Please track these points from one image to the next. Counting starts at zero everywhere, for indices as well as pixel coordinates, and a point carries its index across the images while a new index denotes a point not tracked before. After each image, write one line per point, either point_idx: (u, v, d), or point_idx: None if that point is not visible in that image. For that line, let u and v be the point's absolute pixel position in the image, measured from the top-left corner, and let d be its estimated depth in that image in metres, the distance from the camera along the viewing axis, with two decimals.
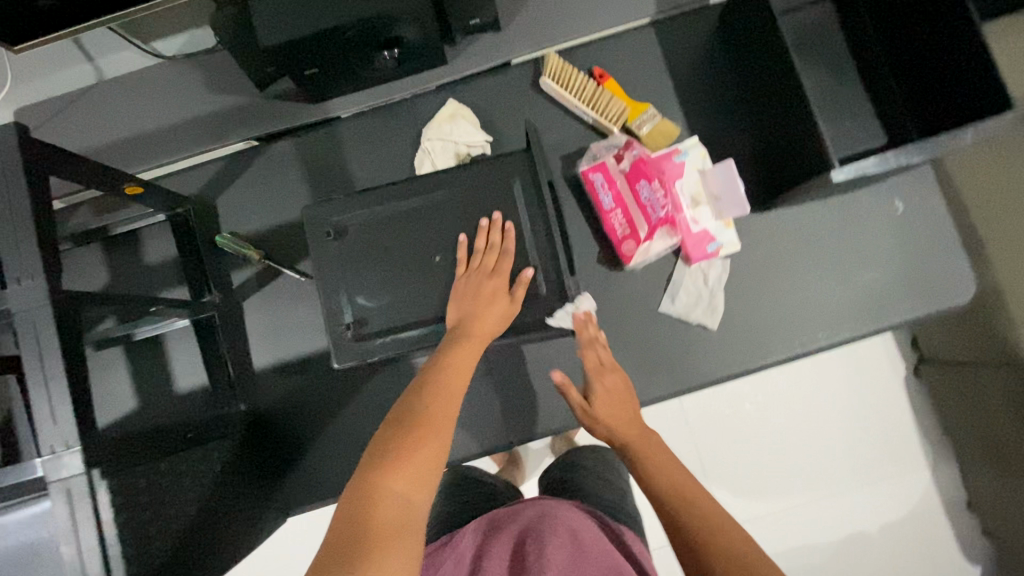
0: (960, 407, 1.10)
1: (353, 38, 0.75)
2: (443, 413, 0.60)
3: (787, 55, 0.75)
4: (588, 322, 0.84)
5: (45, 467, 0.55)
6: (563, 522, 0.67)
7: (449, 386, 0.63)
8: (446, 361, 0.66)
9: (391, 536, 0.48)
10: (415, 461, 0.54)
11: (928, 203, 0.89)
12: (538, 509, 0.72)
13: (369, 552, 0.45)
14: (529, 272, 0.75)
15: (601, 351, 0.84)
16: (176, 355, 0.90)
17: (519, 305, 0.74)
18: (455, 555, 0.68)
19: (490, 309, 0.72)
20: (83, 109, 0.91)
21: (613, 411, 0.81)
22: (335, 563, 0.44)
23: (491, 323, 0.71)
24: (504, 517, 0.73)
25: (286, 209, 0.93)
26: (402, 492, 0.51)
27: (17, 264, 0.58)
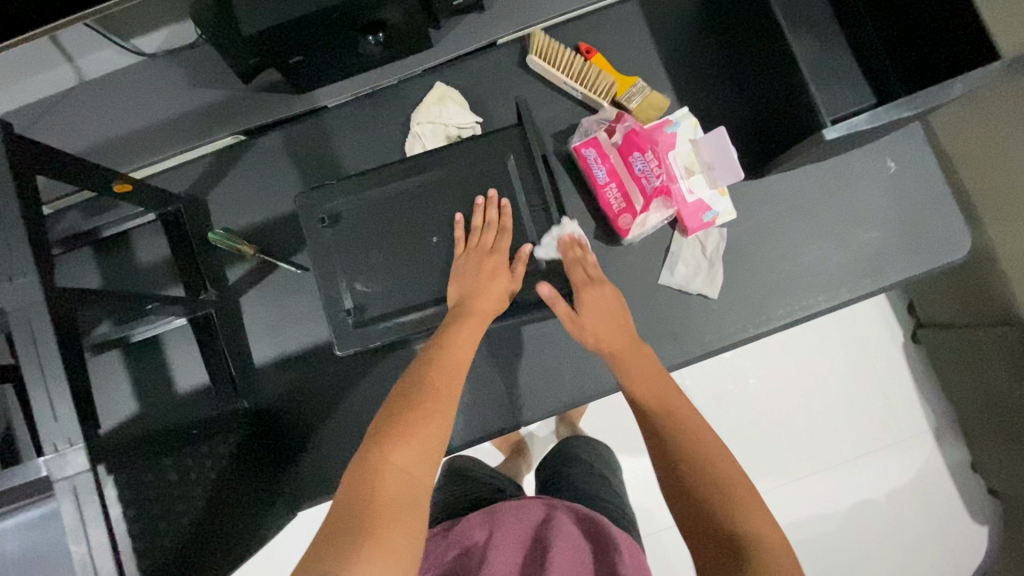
0: (959, 366, 1.10)
1: (335, 22, 0.74)
2: (446, 389, 0.60)
3: (773, 17, 0.75)
4: (574, 245, 0.77)
5: (49, 465, 0.54)
6: (565, 529, 0.65)
7: (452, 365, 0.63)
8: (447, 340, 0.66)
9: (395, 513, 0.48)
10: (418, 440, 0.54)
11: (920, 162, 0.90)
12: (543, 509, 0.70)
13: (373, 530, 0.46)
14: (528, 248, 0.75)
15: (589, 268, 0.77)
16: (174, 354, 0.89)
17: (520, 281, 0.74)
18: (456, 542, 0.67)
19: (491, 287, 0.72)
20: (65, 111, 0.89)
21: (602, 321, 0.75)
22: (339, 540, 0.45)
23: (493, 300, 0.71)
24: (506, 510, 0.71)
25: (278, 203, 0.92)
26: (406, 469, 0.52)
27: (7, 262, 0.57)
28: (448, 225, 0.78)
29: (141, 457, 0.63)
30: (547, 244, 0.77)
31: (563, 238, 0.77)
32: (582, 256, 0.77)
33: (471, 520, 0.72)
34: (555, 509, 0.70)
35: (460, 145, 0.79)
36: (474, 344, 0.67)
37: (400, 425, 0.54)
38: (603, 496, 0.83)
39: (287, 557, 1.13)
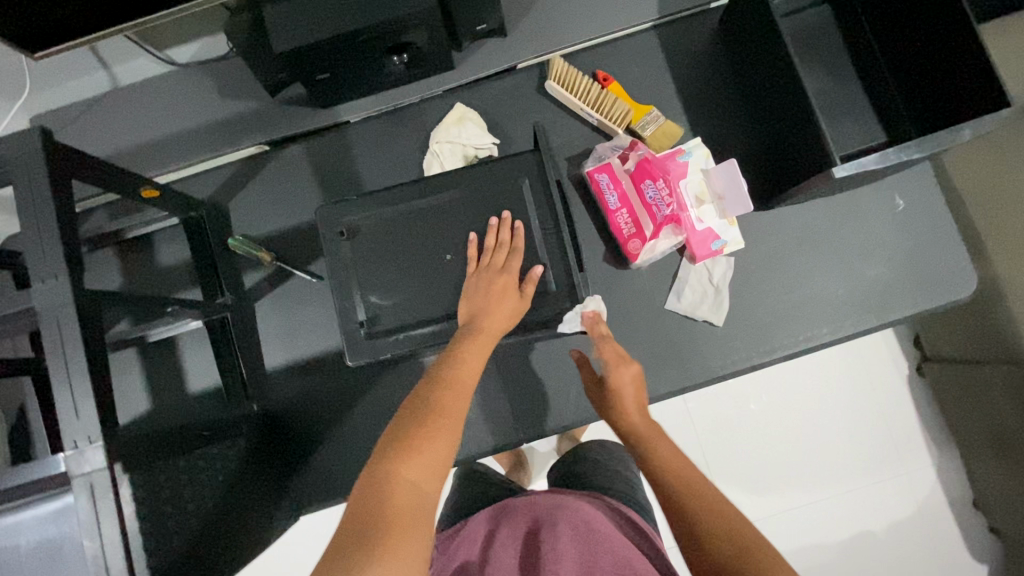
0: (962, 402, 1.11)
1: (363, 43, 0.77)
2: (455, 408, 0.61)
3: (788, 56, 0.76)
4: (597, 320, 0.83)
5: (68, 461, 0.56)
6: (577, 513, 0.65)
7: (462, 380, 0.65)
8: (458, 357, 0.67)
9: (405, 518, 0.50)
10: (426, 448, 0.56)
11: (929, 200, 0.91)
12: (552, 499, 0.70)
13: (385, 535, 0.47)
14: (537, 271, 0.76)
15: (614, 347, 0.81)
16: (189, 356, 0.92)
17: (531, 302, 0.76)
18: (469, 540, 0.69)
19: (501, 308, 0.73)
20: (98, 116, 0.93)
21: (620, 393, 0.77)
22: (350, 547, 0.46)
23: (503, 318, 0.73)
24: (517, 507, 0.72)
25: (297, 212, 0.94)
26: (414, 478, 0.54)
27: (41, 264, 0.59)
28: (461, 244, 0.80)
29: (160, 454, 0.65)
30: (571, 319, 0.84)
31: (587, 314, 0.84)
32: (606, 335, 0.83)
33: (486, 522, 0.71)
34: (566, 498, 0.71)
35: (477, 167, 0.81)
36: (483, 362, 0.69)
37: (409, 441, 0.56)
38: (615, 486, 0.86)
39: (286, 561, 1.14)
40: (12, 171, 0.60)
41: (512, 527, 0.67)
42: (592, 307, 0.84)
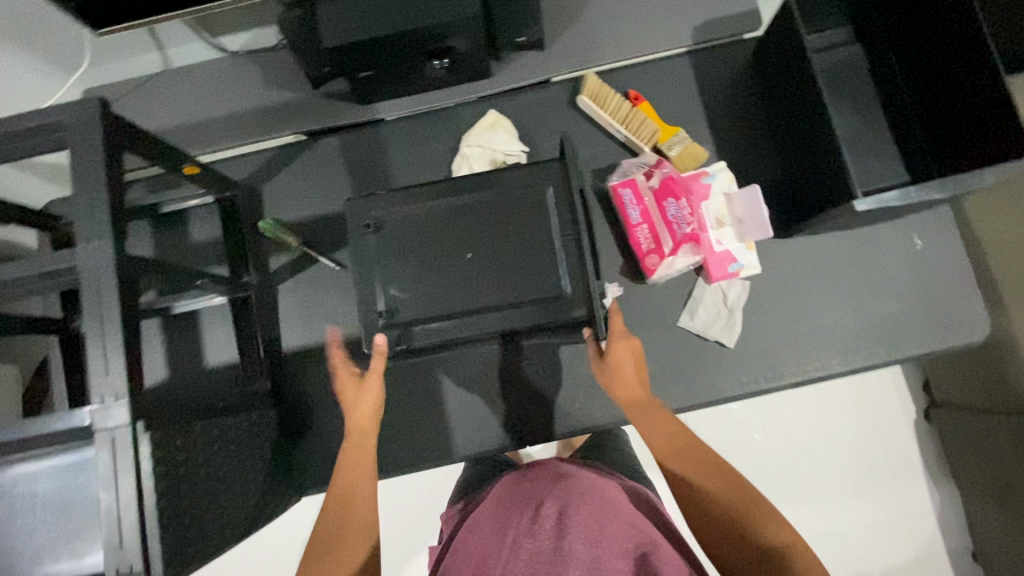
0: (968, 450, 1.10)
1: (408, 44, 0.81)
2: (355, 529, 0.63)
3: (817, 90, 0.78)
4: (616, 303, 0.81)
5: (94, 415, 0.58)
6: (587, 492, 0.70)
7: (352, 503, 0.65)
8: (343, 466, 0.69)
9: None
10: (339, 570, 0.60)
11: (948, 242, 0.91)
12: (559, 474, 0.76)
13: None
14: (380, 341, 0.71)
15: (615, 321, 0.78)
16: (209, 331, 0.94)
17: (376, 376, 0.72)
18: (484, 516, 0.75)
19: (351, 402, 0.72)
20: (148, 93, 0.97)
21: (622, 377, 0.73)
22: None
23: (370, 406, 0.72)
24: (527, 481, 0.77)
25: (326, 201, 0.97)
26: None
27: (87, 226, 0.62)
28: (483, 241, 0.82)
29: (180, 418, 0.66)
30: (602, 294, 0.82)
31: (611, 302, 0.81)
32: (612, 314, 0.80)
33: (502, 495, 0.76)
34: (573, 473, 0.76)
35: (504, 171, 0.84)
36: (375, 461, 0.69)
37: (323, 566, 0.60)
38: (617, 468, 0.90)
39: (279, 544, 1.15)
40: (69, 137, 0.63)
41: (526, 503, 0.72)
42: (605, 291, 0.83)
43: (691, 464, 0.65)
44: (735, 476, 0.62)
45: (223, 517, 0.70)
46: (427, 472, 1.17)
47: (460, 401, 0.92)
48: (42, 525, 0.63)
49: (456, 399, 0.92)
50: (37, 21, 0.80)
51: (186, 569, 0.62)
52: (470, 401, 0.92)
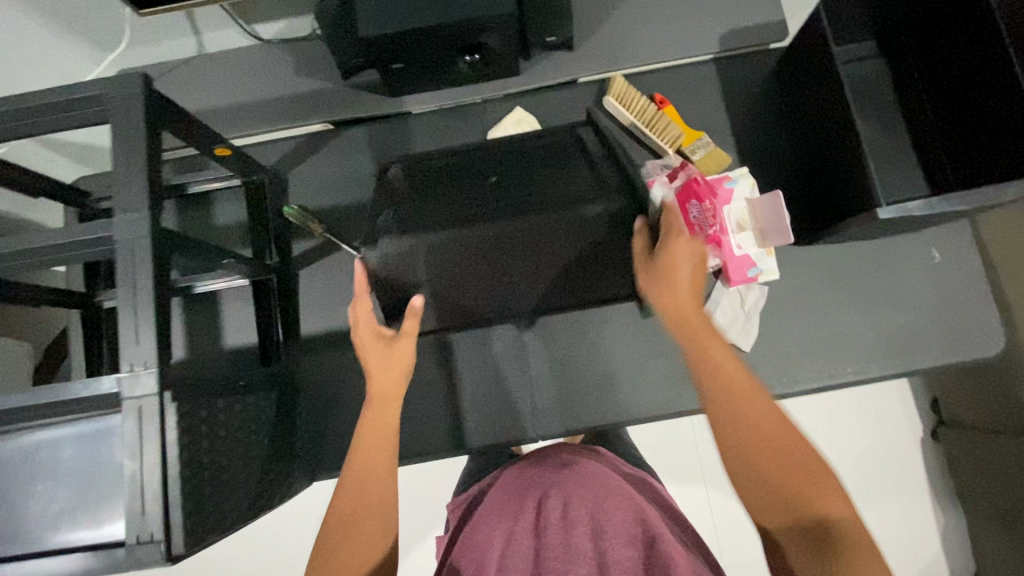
0: (977, 469, 1.10)
1: (442, 38, 0.82)
2: (372, 515, 0.59)
3: (842, 99, 0.79)
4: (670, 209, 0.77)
5: (122, 383, 0.58)
6: (591, 486, 0.70)
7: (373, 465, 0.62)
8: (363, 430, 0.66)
9: None
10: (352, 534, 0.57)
11: (967, 257, 0.92)
12: (563, 464, 0.76)
13: None
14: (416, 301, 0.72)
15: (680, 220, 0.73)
16: (229, 313, 0.95)
17: (410, 338, 0.71)
18: (490, 509, 0.74)
19: (378, 366, 0.70)
20: (182, 78, 0.99)
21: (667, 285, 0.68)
22: None
23: (395, 380, 0.69)
24: (532, 472, 0.76)
25: (351, 190, 0.98)
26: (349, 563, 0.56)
27: (125, 197, 0.63)
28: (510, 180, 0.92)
29: (203, 392, 0.67)
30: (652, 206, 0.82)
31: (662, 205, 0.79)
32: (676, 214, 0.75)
33: (508, 480, 0.77)
34: (577, 463, 0.76)
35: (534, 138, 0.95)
36: (389, 432, 0.65)
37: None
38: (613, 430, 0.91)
39: (284, 530, 1.15)
40: (112, 110, 0.64)
41: (531, 497, 0.71)
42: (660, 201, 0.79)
43: (729, 427, 0.55)
44: (782, 442, 0.53)
45: (238, 494, 0.70)
46: (434, 464, 1.18)
47: (475, 393, 0.93)
48: (63, 494, 0.62)
49: (472, 391, 0.93)
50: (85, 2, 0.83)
51: (205, 540, 0.62)
52: (485, 393, 0.93)
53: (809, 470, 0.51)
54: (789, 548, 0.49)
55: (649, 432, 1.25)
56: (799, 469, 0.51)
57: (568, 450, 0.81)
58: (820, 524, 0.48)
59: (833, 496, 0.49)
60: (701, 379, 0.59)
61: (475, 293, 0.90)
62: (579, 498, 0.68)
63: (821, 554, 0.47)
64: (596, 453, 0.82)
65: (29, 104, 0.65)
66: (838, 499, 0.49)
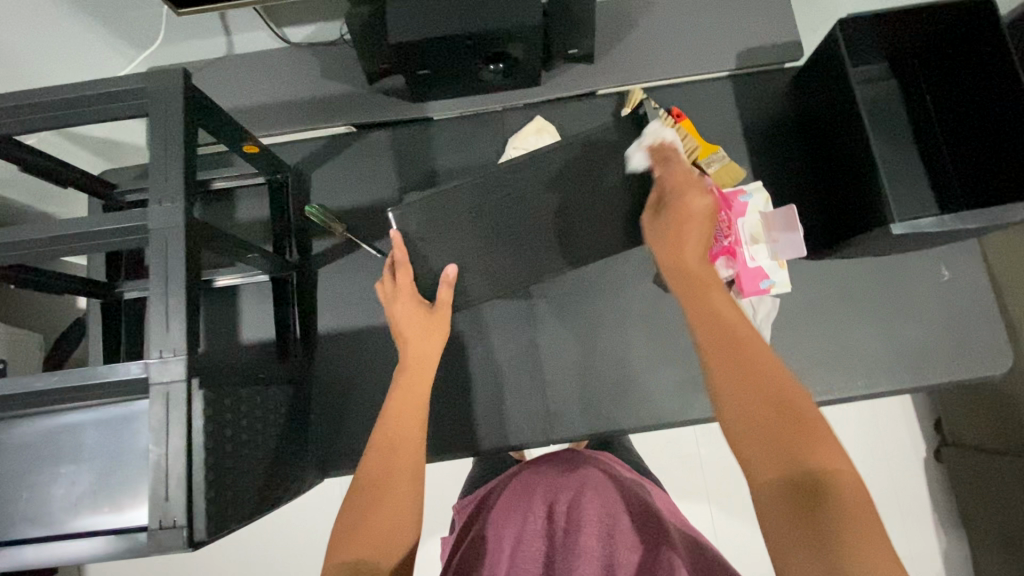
0: (980, 489, 1.10)
1: (469, 46, 0.84)
2: (400, 491, 0.63)
3: (858, 117, 0.81)
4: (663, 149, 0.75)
5: (151, 369, 0.59)
6: (599, 491, 0.71)
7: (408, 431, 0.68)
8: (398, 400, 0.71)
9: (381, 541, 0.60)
10: (391, 490, 0.63)
11: (975, 276, 0.93)
12: (568, 468, 0.77)
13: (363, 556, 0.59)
14: (451, 271, 0.79)
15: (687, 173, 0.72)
16: (248, 308, 0.96)
17: (447, 306, 0.79)
18: (497, 515, 0.74)
19: (421, 333, 0.76)
20: (211, 77, 1.01)
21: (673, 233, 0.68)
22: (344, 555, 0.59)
23: (431, 358, 0.76)
24: (537, 477, 0.77)
25: (372, 191, 1.00)
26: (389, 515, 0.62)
27: (160, 188, 0.64)
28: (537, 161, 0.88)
29: (226, 382, 0.68)
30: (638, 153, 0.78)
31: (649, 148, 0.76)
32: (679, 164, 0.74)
33: (522, 480, 0.78)
34: (582, 468, 0.76)
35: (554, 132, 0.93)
36: (416, 416, 0.70)
37: (361, 532, 0.60)
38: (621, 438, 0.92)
39: None
40: (152, 104, 0.66)
41: (539, 501, 0.72)
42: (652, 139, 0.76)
43: (736, 374, 0.53)
44: (783, 396, 0.51)
45: (251, 488, 0.70)
46: (438, 465, 1.19)
47: (488, 395, 0.94)
48: (86, 478, 0.63)
49: (485, 392, 0.94)
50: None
51: (224, 530, 0.63)
52: (498, 395, 0.93)
53: (808, 425, 0.49)
54: (780, 499, 0.46)
55: (653, 442, 1.25)
56: (799, 421, 0.49)
57: (576, 455, 0.82)
58: (818, 477, 0.46)
59: (832, 454, 0.48)
60: (711, 329, 0.57)
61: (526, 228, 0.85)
62: (592, 496, 0.70)
63: (813, 508, 0.45)
64: (600, 458, 0.83)
65: (71, 94, 0.66)
66: (838, 460, 0.47)
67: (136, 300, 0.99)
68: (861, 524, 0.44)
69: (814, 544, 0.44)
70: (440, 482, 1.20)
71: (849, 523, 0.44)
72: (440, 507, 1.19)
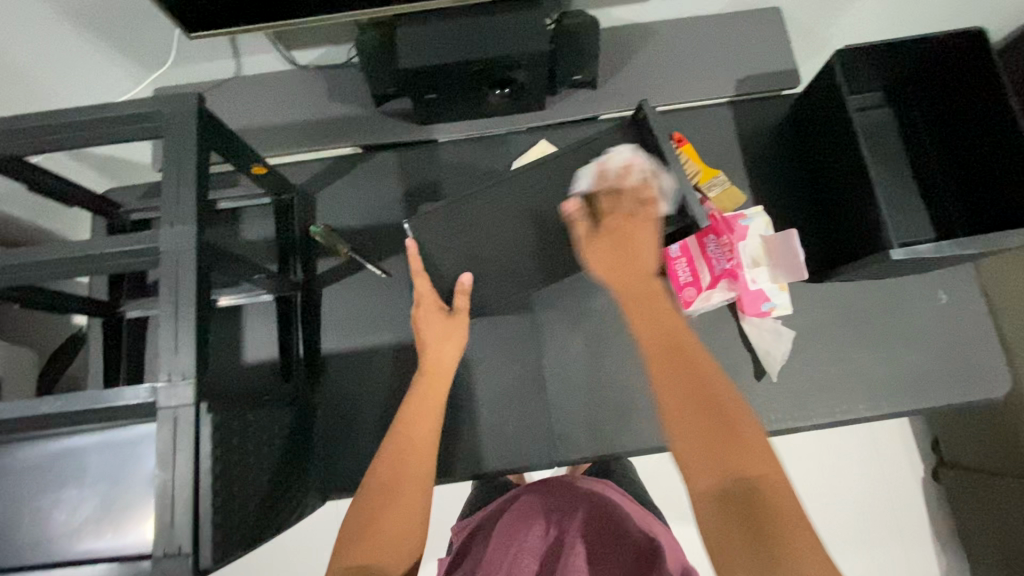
0: (979, 510, 1.11)
1: (476, 72, 0.86)
2: (411, 495, 0.65)
3: (856, 146, 0.83)
4: (604, 176, 0.80)
5: (159, 393, 0.59)
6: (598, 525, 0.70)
7: (421, 440, 0.70)
8: (414, 406, 0.73)
9: (387, 542, 0.61)
10: (402, 494, 0.65)
11: (971, 299, 0.95)
12: (569, 501, 0.75)
13: (367, 552, 0.60)
14: (466, 280, 0.81)
15: (631, 199, 0.77)
16: (251, 327, 0.96)
17: (465, 313, 0.81)
18: (495, 540, 0.73)
19: (438, 334, 0.79)
20: (218, 99, 1.02)
21: (617, 258, 0.72)
22: (347, 552, 0.60)
23: (450, 358, 0.78)
24: (539, 503, 0.76)
25: (378, 211, 1.01)
26: (396, 516, 0.63)
27: (173, 210, 0.64)
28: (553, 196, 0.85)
29: (234, 405, 0.68)
30: (584, 175, 0.81)
31: (598, 171, 0.81)
32: (635, 184, 0.78)
33: (522, 502, 0.78)
34: (580, 502, 0.75)
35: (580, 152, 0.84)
36: (431, 431, 0.72)
37: (365, 534, 0.61)
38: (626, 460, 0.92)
39: None
40: (166, 126, 0.66)
41: (536, 529, 0.71)
42: (604, 162, 0.80)
43: (671, 387, 0.58)
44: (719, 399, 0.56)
45: (253, 514, 0.69)
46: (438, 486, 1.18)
47: (493, 416, 0.93)
48: (89, 502, 0.62)
49: (489, 412, 0.93)
50: (111, 15, 0.84)
51: (228, 558, 0.63)
52: (502, 416, 0.93)
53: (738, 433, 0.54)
54: (721, 513, 0.51)
55: (654, 463, 1.25)
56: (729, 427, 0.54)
57: (577, 484, 0.81)
58: (751, 485, 0.51)
59: (758, 461, 0.52)
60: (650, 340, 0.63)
61: (535, 243, 0.88)
62: (592, 521, 0.71)
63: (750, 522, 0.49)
64: (603, 487, 0.83)
65: (83, 117, 0.67)
66: (766, 464, 0.52)
67: (137, 318, 0.99)
68: (797, 532, 0.48)
69: (756, 551, 0.48)
70: (440, 504, 1.19)
71: (785, 529, 0.48)
72: (439, 530, 1.18)
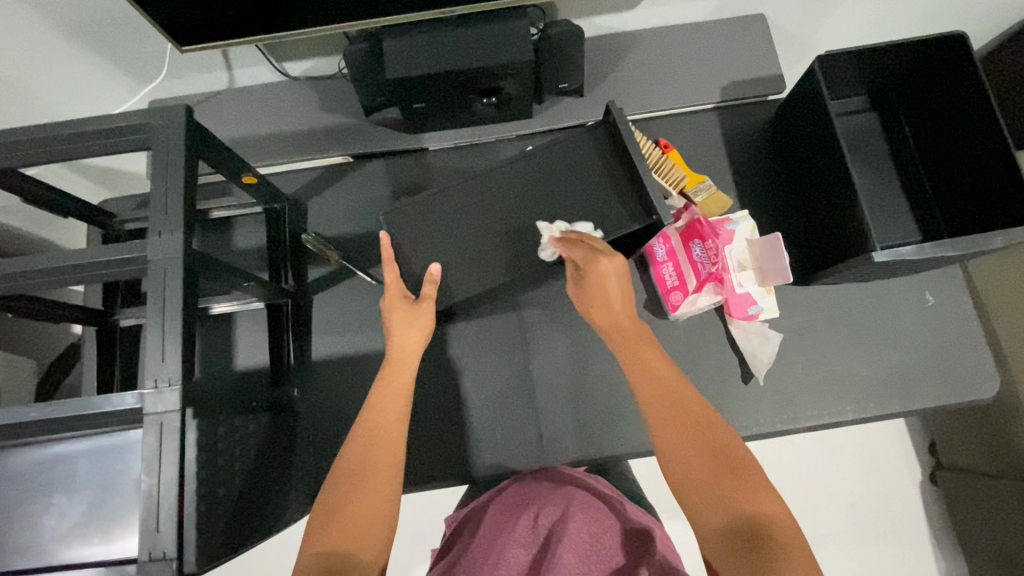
0: (974, 512, 1.10)
1: (462, 81, 0.88)
2: (381, 478, 0.64)
3: (836, 147, 0.83)
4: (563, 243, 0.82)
5: (144, 399, 0.59)
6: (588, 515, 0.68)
7: (391, 427, 0.69)
8: (387, 392, 0.72)
9: (354, 529, 0.60)
10: (372, 478, 0.64)
11: (959, 300, 0.95)
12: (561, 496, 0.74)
13: (332, 535, 0.59)
14: (435, 269, 0.81)
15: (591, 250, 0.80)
16: (243, 334, 0.97)
17: (431, 302, 0.81)
18: (483, 537, 0.72)
19: (407, 328, 0.78)
20: (211, 110, 1.04)
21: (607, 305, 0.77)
22: (316, 538, 0.59)
23: (415, 347, 0.78)
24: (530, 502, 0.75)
25: (368, 219, 1.03)
26: (365, 502, 0.62)
27: (160, 219, 0.65)
28: (533, 198, 0.87)
29: (220, 411, 0.69)
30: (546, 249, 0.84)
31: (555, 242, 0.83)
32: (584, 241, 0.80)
33: (509, 500, 0.78)
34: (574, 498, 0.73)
35: (556, 152, 0.88)
36: (396, 417, 0.70)
37: (332, 525, 0.60)
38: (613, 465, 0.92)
39: None
40: (155, 137, 0.67)
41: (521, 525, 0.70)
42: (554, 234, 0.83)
43: (667, 431, 0.61)
44: (715, 436, 0.59)
45: (237, 518, 0.69)
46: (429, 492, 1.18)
47: (482, 421, 0.94)
48: (78, 507, 0.64)
49: (477, 417, 0.94)
50: (104, 28, 0.86)
51: (212, 561, 0.63)
52: (491, 421, 0.94)
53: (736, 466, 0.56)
54: (724, 547, 0.51)
55: (647, 467, 1.24)
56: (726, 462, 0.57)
57: (569, 483, 0.79)
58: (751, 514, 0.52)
59: (757, 490, 0.54)
60: (643, 387, 0.66)
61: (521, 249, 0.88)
62: (580, 511, 0.69)
63: (753, 547, 0.50)
64: (595, 484, 0.80)
65: (74, 130, 0.68)
66: (766, 493, 0.54)
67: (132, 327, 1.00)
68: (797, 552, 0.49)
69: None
70: (431, 509, 1.19)
71: (784, 551, 0.49)
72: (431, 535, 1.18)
